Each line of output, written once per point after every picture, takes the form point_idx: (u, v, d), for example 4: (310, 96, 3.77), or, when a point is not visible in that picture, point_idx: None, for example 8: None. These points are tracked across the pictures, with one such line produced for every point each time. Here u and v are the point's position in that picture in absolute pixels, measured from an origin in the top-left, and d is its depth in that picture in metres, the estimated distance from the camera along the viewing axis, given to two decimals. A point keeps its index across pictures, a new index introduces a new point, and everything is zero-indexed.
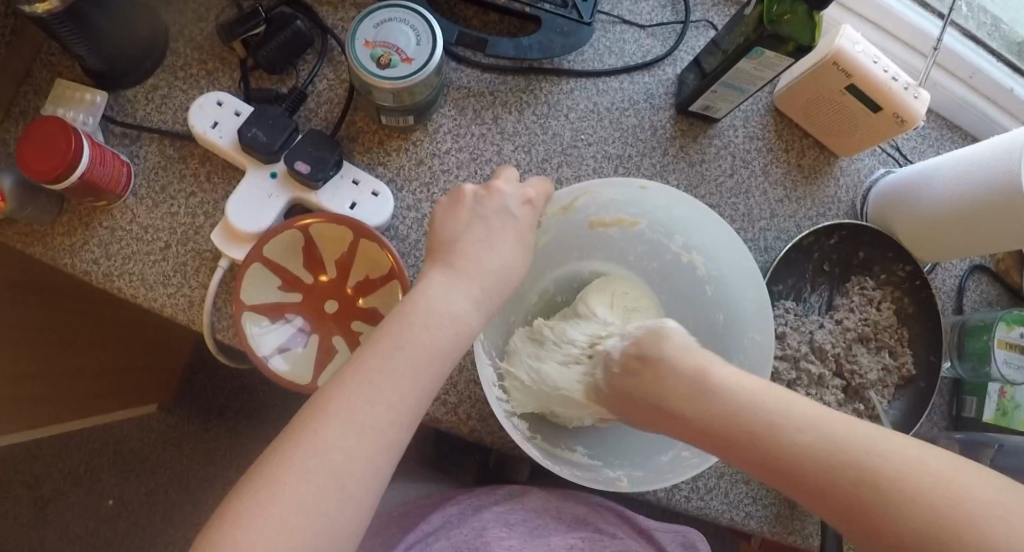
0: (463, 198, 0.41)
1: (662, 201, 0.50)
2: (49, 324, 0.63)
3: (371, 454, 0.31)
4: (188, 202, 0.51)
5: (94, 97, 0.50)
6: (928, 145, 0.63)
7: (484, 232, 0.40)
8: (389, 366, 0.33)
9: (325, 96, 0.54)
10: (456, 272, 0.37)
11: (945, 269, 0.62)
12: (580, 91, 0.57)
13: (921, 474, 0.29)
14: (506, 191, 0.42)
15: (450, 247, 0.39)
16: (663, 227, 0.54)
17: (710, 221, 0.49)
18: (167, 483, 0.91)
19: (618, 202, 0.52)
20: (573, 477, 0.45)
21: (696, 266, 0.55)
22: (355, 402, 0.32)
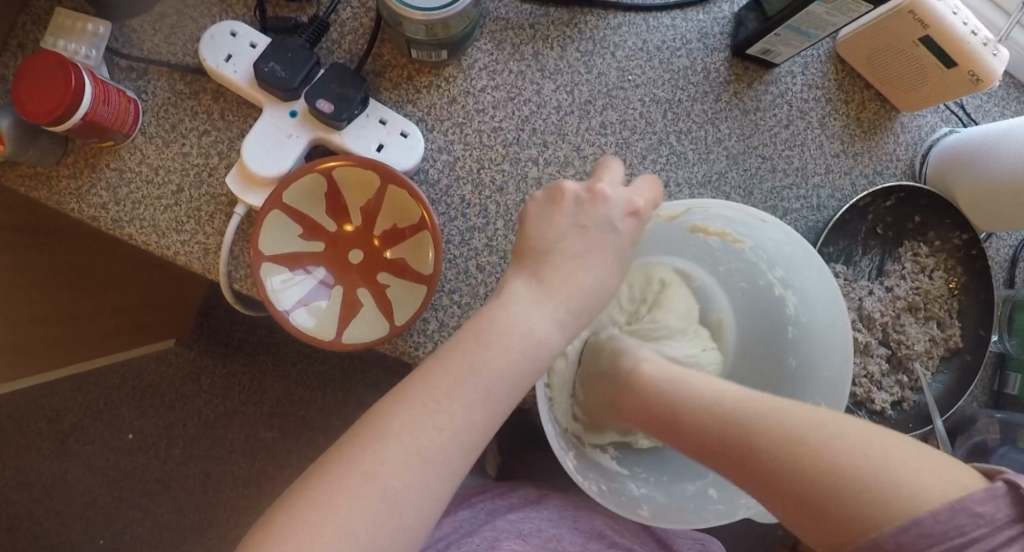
0: (563, 200, 0.36)
1: (776, 237, 0.46)
2: (62, 264, 0.61)
3: (426, 480, 0.29)
4: (200, 142, 0.48)
5: (97, 27, 0.46)
6: (995, 104, 0.58)
7: (582, 246, 0.35)
8: (460, 390, 0.30)
9: (349, 26, 0.49)
10: (545, 290, 0.34)
11: (1001, 238, 0.58)
12: (629, 27, 0.52)
13: (876, 467, 0.28)
14: (611, 199, 0.36)
15: (542, 256, 0.35)
16: (765, 256, 0.50)
17: (815, 269, 0.44)
18: (186, 418, 0.92)
19: (725, 221, 0.48)
20: (598, 496, 0.44)
21: (787, 303, 0.50)
22: (414, 416, 0.30)
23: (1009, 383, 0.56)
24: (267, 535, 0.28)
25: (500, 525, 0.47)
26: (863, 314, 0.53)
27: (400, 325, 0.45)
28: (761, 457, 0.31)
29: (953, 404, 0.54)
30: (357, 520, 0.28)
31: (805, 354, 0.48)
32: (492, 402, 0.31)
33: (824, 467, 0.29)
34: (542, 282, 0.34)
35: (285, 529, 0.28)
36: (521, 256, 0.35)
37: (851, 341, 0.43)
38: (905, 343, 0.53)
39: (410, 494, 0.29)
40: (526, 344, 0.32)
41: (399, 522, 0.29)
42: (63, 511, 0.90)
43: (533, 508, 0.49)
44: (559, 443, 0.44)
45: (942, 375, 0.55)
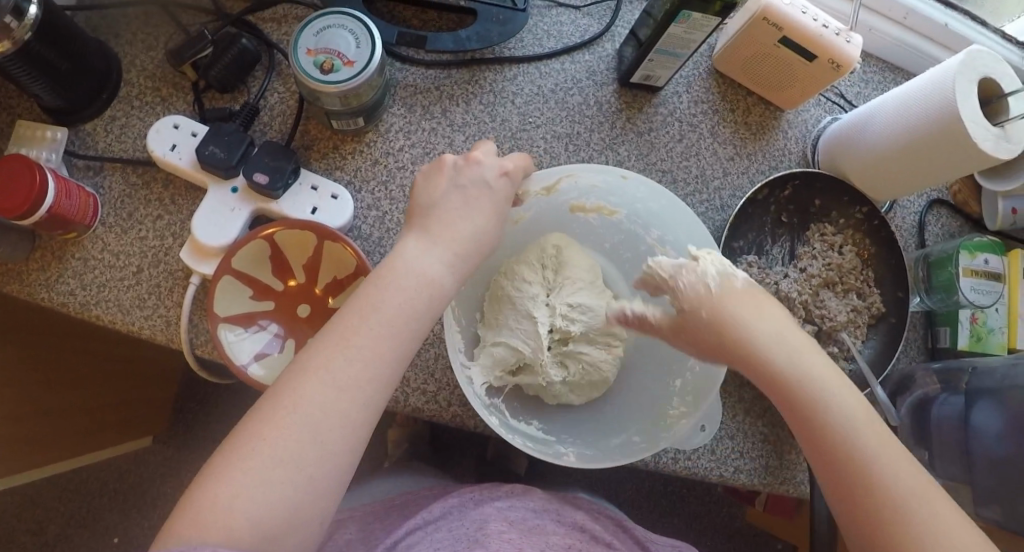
0: (443, 166, 0.42)
1: (641, 194, 0.52)
2: (35, 363, 0.65)
3: (346, 410, 0.33)
4: (155, 225, 0.53)
5: (55, 133, 0.52)
6: (871, 88, 0.64)
7: (460, 203, 0.40)
8: (365, 325, 0.35)
9: (277, 109, 0.56)
10: (431, 238, 0.39)
11: (905, 207, 0.63)
12: (524, 76, 0.59)
13: (920, 517, 0.34)
14: (483, 161, 0.42)
15: (427, 213, 0.40)
16: (640, 219, 0.55)
17: (682, 215, 0.50)
18: (172, 512, 0.92)
19: (599, 190, 0.54)
20: (525, 447, 0.46)
21: (668, 262, 0.55)
22: (332, 362, 0.34)
23: (940, 337, 0.59)
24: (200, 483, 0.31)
25: (486, 512, 0.47)
26: (781, 296, 0.56)
27: None
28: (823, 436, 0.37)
29: (886, 366, 0.56)
30: (288, 447, 0.32)
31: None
32: (395, 333, 0.36)
33: (866, 471, 0.36)
34: (428, 233, 0.39)
35: (228, 463, 0.32)
36: (412, 218, 0.41)
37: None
38: (828, 317, 0.56)
39: (332, 425, 0.33)
40: (418, 285, 0.37)
41: (327, 450, 0.33)
42: None
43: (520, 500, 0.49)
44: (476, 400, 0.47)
45: (871, 341, 0.57)
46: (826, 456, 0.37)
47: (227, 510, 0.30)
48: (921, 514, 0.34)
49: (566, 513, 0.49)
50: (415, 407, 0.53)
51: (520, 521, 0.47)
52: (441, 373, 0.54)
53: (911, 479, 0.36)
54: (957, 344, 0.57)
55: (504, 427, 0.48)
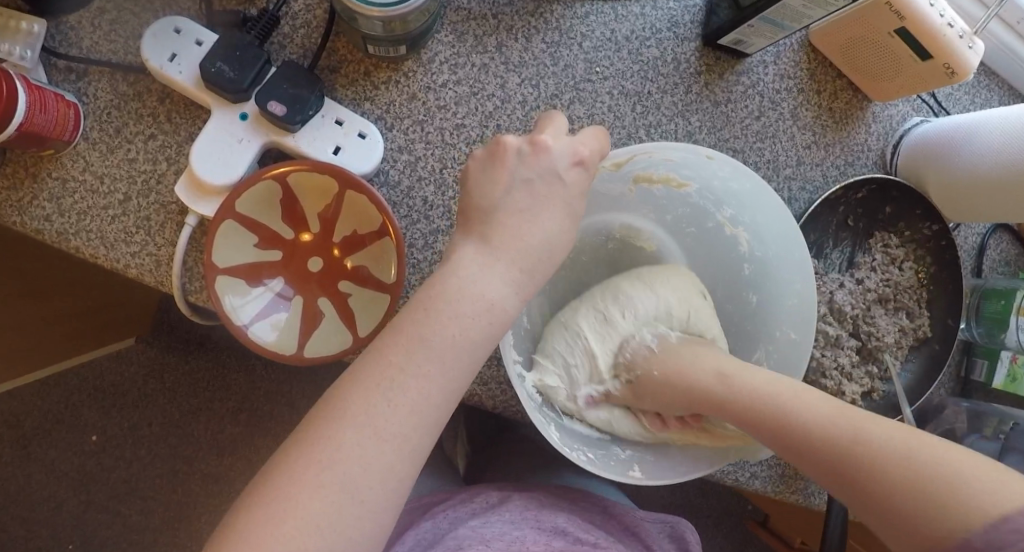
0: (504, 155, 0.34)
1: (726, 173, 0.44)
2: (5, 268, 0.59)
3: (393, 462, 0.28)
4: (147, 146, 0.45)
5: (31, 26, 0.42)
6: (965, 91, 0.58)
7: (528, 200, 0.34)
8: (414, 362, 0.29)
9: (301, 19, 0.47)
10: (492, 250, 0.32)
11: (969, 226, 0.58)
12: (595, 17, 0.50)
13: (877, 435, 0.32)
14: (554, 149, 0.35)
15: (486, 216, 0.33)
16: (713, 196, 0.48)
17: (771, 205, 0.44)
18: (151, 418, 0.90)
19: (672, 164, 0.46)
20: (589, 465, 0.42)
21: (739, 241, 0.50)
22: (374, 405, 0.28)
23: (976, 370, 0.56)
24: (220, 549, 0.26)
25: (462, 533, 0.44)
26: (834, 308, 0.53)
27: (363, 337, 0.44)
28: (800, 439, 0.35)
29: (924, 391, 0.54)
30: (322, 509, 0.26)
31: (773, 292, 0.47)
32: (449, 365, 0.30)
33: (881, 469, 0.31)
34: (488, 242, 0.33)
35: (250, 526, 0.26)
36: (467, 218, 0.34)
37: (812, 272, 0.43)
38: (876, 335, 0.54)
39: (373, 480, 0.28)
40: (482, 302, 0.31)
41: (365, 509, 0.27)
42: (30, 516, 0.89)
43: (495, 512, 0.47)
44: (536, 416, 0.43)
45: (911, 363, 0.55)
46: (820, 466, 0.34)
47: None
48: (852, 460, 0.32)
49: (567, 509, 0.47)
50: None
51: (499, 538, 0.43)
52: None
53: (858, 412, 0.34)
54: (992, 382, 0.55)
55: (565, 439, 0.45)
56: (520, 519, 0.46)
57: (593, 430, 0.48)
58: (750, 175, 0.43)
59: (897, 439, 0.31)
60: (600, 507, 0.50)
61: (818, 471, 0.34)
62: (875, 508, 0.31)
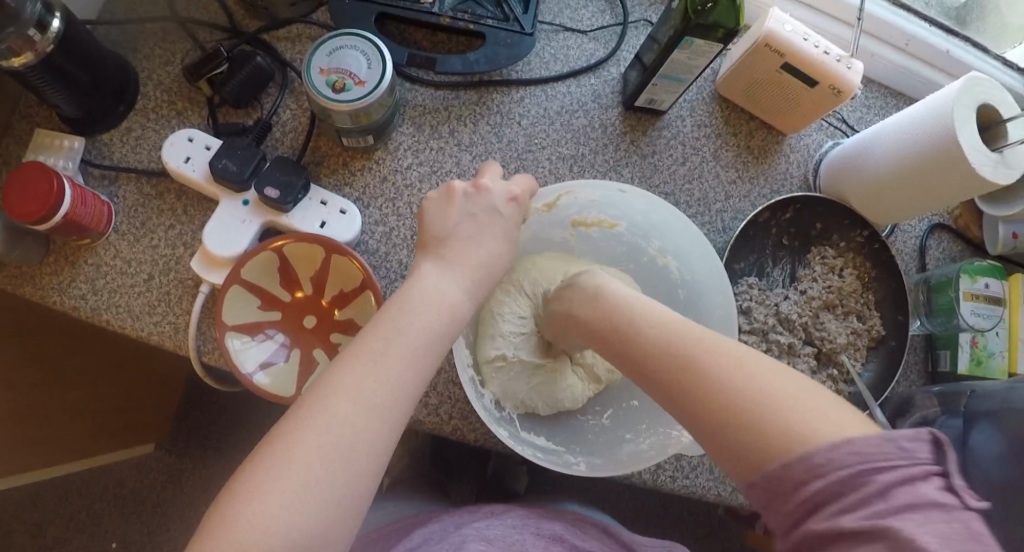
0: (453, 195, 0.42)
1: (641, 204, 0.53)
2: (46, 366, 0.67)
3: (373, 430, 0.33)
4: (167, 234, 0.54)
5: (71, 142, 0.54)
6: (873, 114, 0.65)
7: (472, 229, 0.41)
8: (390, 348, 0.35)
9: (289, 126, 0.57)
10: (446, 264, 0.39)
11: (906, 231, 0.64)
12: (530, 98, 0.60)
13: (745, 384, 0.33)
14: (493, 189, 0.43)
15: (441, 241, 0.41)
16: (640, 230, 0.56)
17: (682, 226, 0.51)
18: (169, 518, 0.93)
19: (598, 204, 0.55)
20: (543, 462, 0.48)
21: (671, 269, 0.57)
22: (361, 382, 0.34)
23: (942, 360, 0.60)
24: (233, 499, 0.31)
25: (466, 532, 0.46)
26: (782, 318, 0.58)
27: None
28: (640, 349, 0.37)
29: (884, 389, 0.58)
30: (321, 469, 0.31)
31: (703, 312, 0.54)
32: (421, 358, 0.36)
33: (709, 390, 0.34)
34: (444, 260, 0.40)
35: (253, 486, 0.31)
36: (427, 245, 0.41)
37: (729, 286, 0.49)
38: (828, 338, 0.58)
39: (360, 446, 0.33)
40: (440, 310, 0.37)
41: (354, 472, 0.32)
42: None
43: (496, 519, 0.49)
44: (489, 419, 0.49)
45: (871, 364, 0.59)
46: (683, 406, 0.35)
47: (263, 524, 0.30)
48: (771, 414, 0.32)
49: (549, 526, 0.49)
50: (417, 420, 0.53)
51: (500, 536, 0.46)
52: (442, 386, 0.54)
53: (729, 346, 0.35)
54: (958, 368, 0.58)
55: (516, 440, 0.50)
56: (520, 525, 0.48)
57: (548, 441, 0.53)
58: (661, 202, 0.51)
59: (766, 372, 0.33)
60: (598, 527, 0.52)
61: (693, 421, 0.34)
62: (705, 424, 0.34)
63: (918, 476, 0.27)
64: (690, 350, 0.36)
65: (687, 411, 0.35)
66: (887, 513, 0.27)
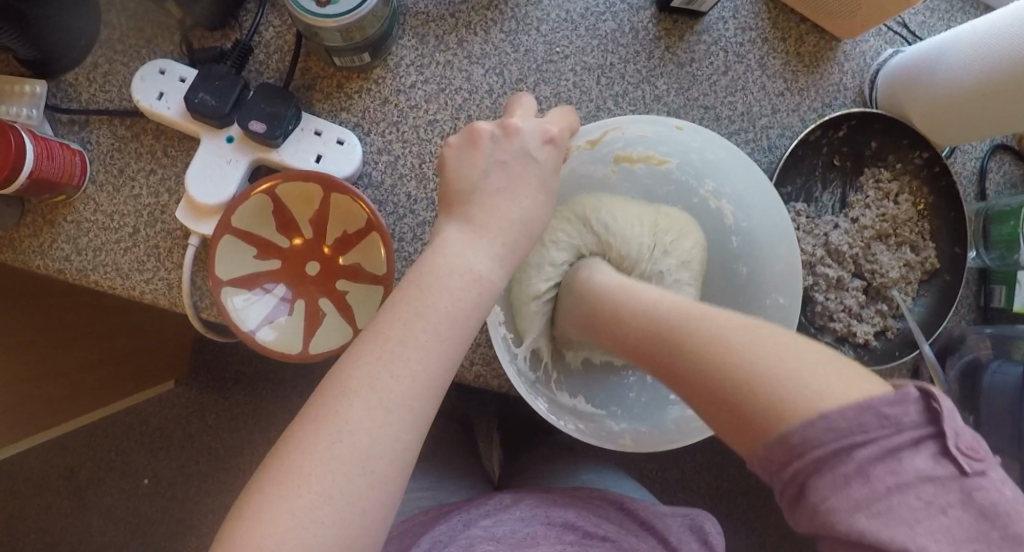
0: (480, 139, 0.37)
1: (696, 144, 0.46)
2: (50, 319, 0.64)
3: (396, 434, 0.29)
4: (149, 181, 0.49)
5: (33, 87, 0.48)
6: (938, 18, 0.57)
7: (506, 181, 0.36)
8: (411, 336, 0.30)
9: (273, 47, 0.50)
10: (478, 228, 0.34)
11: (966, 151, 0.57)
12: (549, 1, 0.52)
13: (729, 340, 0.30)
14: (526, 130, 0.37)
15: (469, 196, 0.35)
16: (693, 169, 0.50)
17: (744, 168, 0.45)
18: (197, 456, 0.94)
19: (647, 140, 0.48)
20: (576, 432, 0.45)
21: (724, 214, 0.51)
22: (376, 375, 0.29)
23: (995, 296, 0.54)
24: (240, 520, 0.27)
25: (473, 533, 0.44)
26: (831, 250, 0.53)
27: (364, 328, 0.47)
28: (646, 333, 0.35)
29: (937, 324, 0.53)
30: (335, 483, 0.28)
31: (758, 262, 0.49)
32: (448, 344, 0.31)
33: (717, 364, 0.30)
34: (472, 221, 0.35)
35: (262, 506, 0.27)
36: (448, 202, 0.36)
37: (794, 235, 0.44)
38: (879, 272, 0.52)
39: (380, 453, 0.29)
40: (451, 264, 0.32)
41: (372, 478, 0.28)
42: None
43: (506, 512, 0.46)
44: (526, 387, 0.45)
45: (923, 297, 0.54)
46: (666, 372, 0.33)
47: (275, 543, 0.26)
48: (755, 360, 0.29)
49: None
50: None
51: (509, 535, 0.43)
52: None
53: (715, 312, 0.33)
54: (1012, 305, 0.52)
55: (553, 410, 0.47)
56: (531, 516, 0.45)
57: (586, 405, 0.51)
58: (721, 142, 0.44)
59: (743, 333, 0.30)
60: (612, 501, 0.47)
61: (687, 394, 0.32)
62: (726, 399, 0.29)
63: (904, 446, 0.24)
64: (658, 318, 0.35)
65: (700, 389, 0.31)
66: (871, 502, 0.24)
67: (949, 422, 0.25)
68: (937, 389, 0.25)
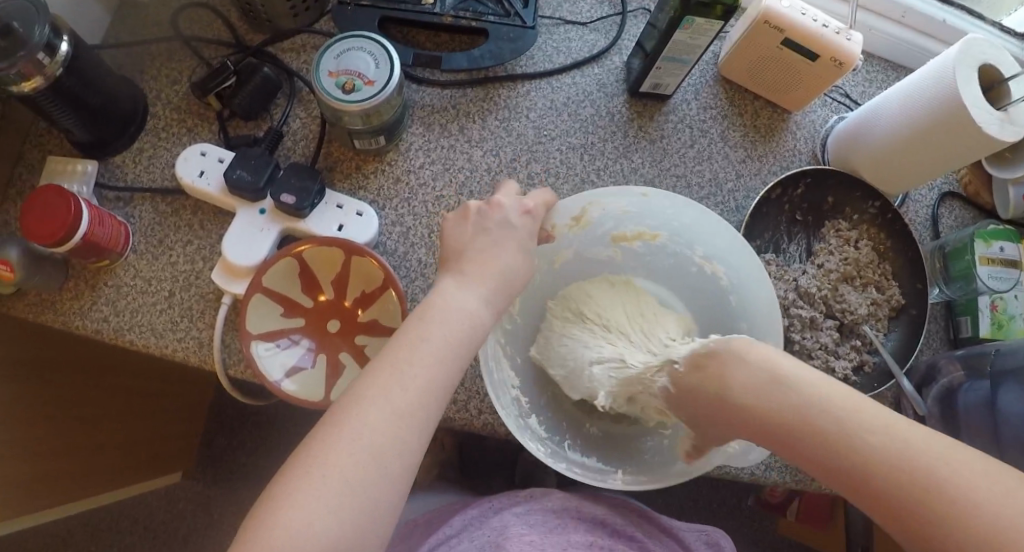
0: (469, 214, 0.42)
1: (668, 208, 0.52)
2: (78, 402, 0.69)
3: (405, 439, 0.32)
4: (186, 249, 0.54)
5: (85, 166, 0.54)
6: (874, 88, 0.66)
7: (490, 243, 0.41)
8: (419, 357, 0.35)
9: (300, 134, 0.57)
10: (466, 278, 0.39)
11: (917, 200, 0.65)
12: (537, 92, 0.61)
13: (888, 432, 0.34)
14: (506, 203, 0.43)
15: (459, 259, 0.40)
16: (681, 239, 0.55)
17: (710, 226, 0.51)
18: (202, 546, 0.94)
19: (631, 214, 0.54)
20: (577, 475, 0.47)
21: (718, 277, 0.55)
22: (389, 389, 0.33)
23: (963, 327, 0.60)
24: (265, 513, 0.30)
25: (507, 517, 0.47)
26: (802, 292, 0.58)
27: None
28: (814, 435, 0.36)
29: (910, 355, 0.58)
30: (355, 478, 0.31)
31: (750, 319, 0.52)
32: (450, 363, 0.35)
33: (900, 480, 0.32)
34: (465, 261, 0.40)
35: (287, 498, 0.30)
36: (442, 262, 0.41)
37: (768, 283, 0.48)
38: (850, 311, 0.58)
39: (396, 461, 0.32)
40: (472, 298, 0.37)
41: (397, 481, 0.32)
42: None
43: (538, 502, 0.48)
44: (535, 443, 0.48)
45: (894, 332, 0.59)
46: (784, 441, 0.37)
47: (300, 536, 0.29)
48: (903, 457, 0.33)
49: (587, 510, 0.48)
50: (446, 419, 0.53)
51: (541, 524, 0.46)
52: (470, 383, 0.53)
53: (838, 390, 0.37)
54: (979, 332, 0.58)
55: (556, 456, 0.49)
56: (560, 510, 0.48)
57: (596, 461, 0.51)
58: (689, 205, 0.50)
59: (893, 425, 0.34)
60: (636, 513, 0.50)
61: (807, 461, 0.36)
62: (877, 504, 0.33)
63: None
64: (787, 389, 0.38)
65: (867, 493, 0.34)
66: None
67: None
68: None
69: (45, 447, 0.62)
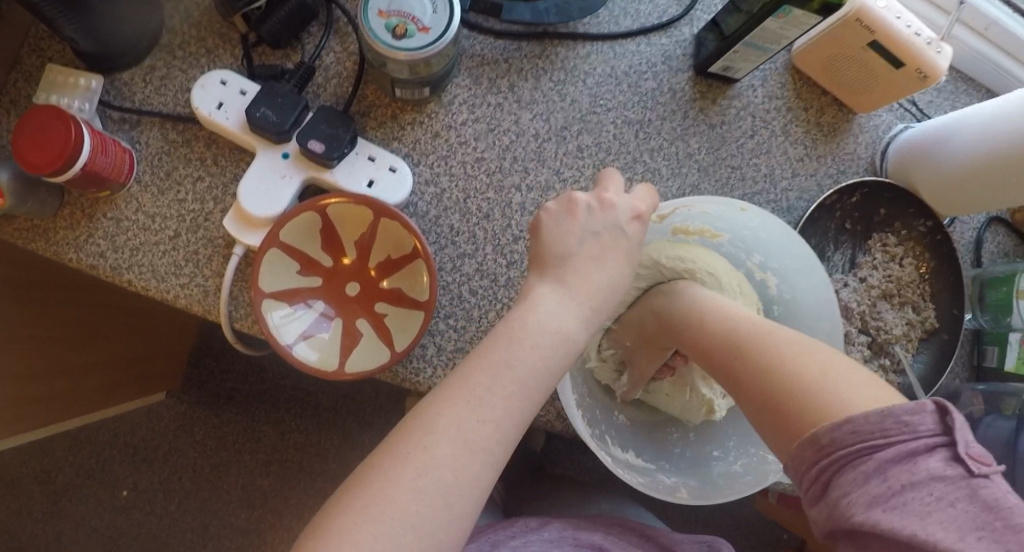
0: (576, 209, 0.38)
1: (754, 222, 0.49)
2: (66, 324, 0.65)
3: (475, 473, 0.30)
4: (196, 188, 0.49)
5: (89, 81, 0.48)
6: (946, 97, 0.62)
7: (598, 248, 0.37)
8: (498, 384, 0.32)
9: (333, 70, 0.52)
10: (569, 289, 0.36)
11: (965, 222, 0.62)
12: (596, 56, 0.55)
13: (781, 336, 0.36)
14: (619, 203, 0.39)
15: (564, 262, 0.37)
16: (743, 244, 0.53)
17: (792, 247, 0.48)
18: (183, 471, 0.94)
19: (709, 215, 0.51)
20: (638, 484, 0.46)
21: (768, 285, 0.54)
22: (461, 417, 0.31)
23: (988, 356, 0.59)
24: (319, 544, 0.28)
25: None
26: (841, 306, 0.57)
27: (400, 352, 0.46)
28: (717, 339, 0.39)
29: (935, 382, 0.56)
30: (416, 513, 0.29)
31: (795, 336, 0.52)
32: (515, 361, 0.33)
33: (770, 366, 0.34)
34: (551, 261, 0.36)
35: (346, 530, 0.28)
36: (542, 262, 0.37)
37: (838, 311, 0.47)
38: (884, 328, 0.57)
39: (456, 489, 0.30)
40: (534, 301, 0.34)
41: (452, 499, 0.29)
42: None
43: (534, 533, 0.48)
44: (589, 438, 0.47)
45: (922, 354, 0.57)
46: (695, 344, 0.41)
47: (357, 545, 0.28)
48: (787, 354, 0.34)
49: None
50: None
51: None
52: None
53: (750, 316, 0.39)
54: (1005, 366, 0.56)
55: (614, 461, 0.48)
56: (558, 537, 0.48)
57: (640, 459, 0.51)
58: (780, 227, 0.47)
59: (785, 336, 0.36)
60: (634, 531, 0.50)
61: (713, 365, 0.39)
62: (749, 392, 0.35)
63: (918, 450, 0.27)
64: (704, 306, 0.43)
65: (741, 384, 0.36)
66: (885, 496, 0.26)
67: (959, 434, 0.27)
68: (949, 405, 0.27)
69: (28, 371, 0.59)
